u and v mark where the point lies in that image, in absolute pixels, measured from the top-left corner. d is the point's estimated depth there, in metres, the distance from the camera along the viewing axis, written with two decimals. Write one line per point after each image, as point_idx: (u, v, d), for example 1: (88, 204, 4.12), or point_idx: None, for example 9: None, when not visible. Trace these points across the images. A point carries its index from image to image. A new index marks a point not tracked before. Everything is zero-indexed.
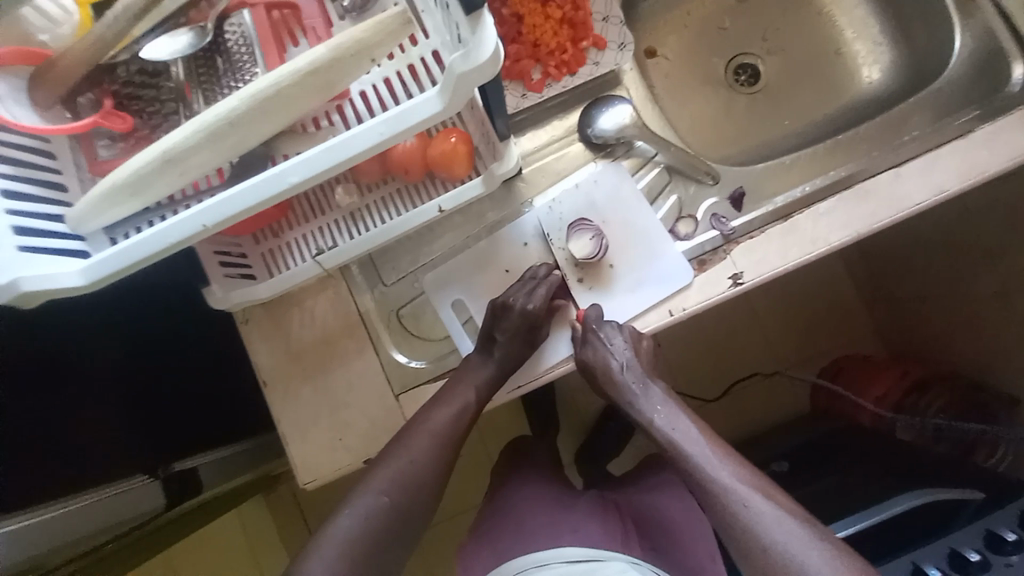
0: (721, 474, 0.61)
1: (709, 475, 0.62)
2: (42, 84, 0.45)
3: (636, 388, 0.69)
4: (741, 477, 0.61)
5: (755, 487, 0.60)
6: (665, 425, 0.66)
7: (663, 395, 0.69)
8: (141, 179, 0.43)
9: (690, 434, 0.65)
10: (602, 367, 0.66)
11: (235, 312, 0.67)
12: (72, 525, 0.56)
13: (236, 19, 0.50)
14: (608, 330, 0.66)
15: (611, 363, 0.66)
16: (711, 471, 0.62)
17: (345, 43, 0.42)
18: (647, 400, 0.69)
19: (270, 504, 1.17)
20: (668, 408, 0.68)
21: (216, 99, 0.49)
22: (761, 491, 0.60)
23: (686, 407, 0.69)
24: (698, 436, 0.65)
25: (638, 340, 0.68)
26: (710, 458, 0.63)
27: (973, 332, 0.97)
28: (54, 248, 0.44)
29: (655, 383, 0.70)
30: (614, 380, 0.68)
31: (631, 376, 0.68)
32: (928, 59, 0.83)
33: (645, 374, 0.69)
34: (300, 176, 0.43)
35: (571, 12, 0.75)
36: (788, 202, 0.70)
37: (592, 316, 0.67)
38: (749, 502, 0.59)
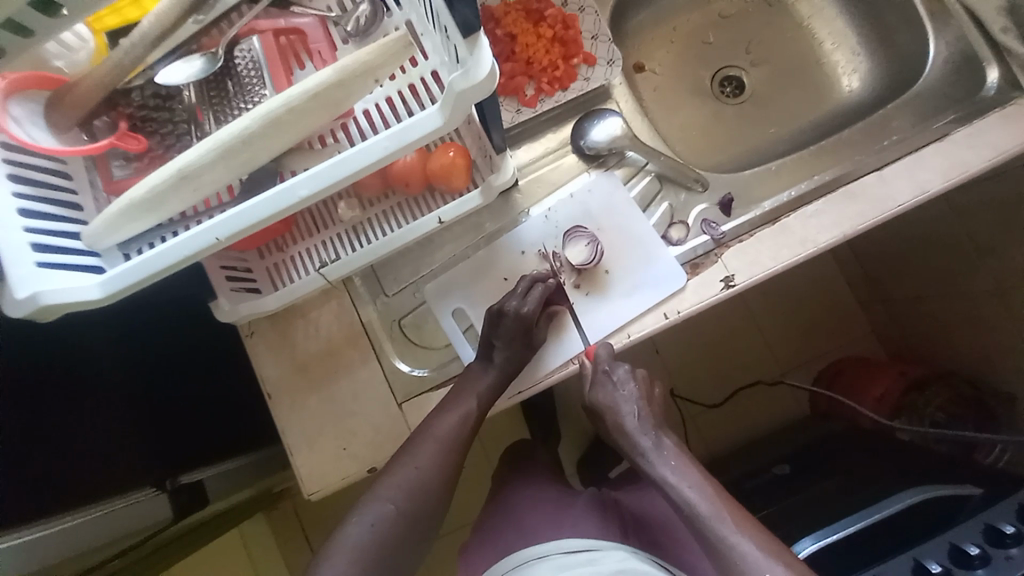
0: (735, 537, 0.59)
1: (723, 539, 0.60)
2: (58, 107, 0.47)
3: (646, 441, 0.67)
4: (756, 541, 0.59)
5: (770, 552, 0.58)
6: (677, 484, 0.64)
7: (675, 449, 0.67)
8: (156, 196, 0.45)
9: (703, 495, 0.63)
10: (613, 414, 0.68)
11: (241, 326, 0.68)
12: (79, 538, 0.56)
13: (245, 45, 0.53)
14: (619, 372, 0.68)
15: (621, 409, 0.68)
16: (726, 535, 0.60)
17: (350, 65, 0.44)
18: (659, 456, 0.66)
19: (271, 521, 1.17)
20: (680, 464, 0.66)
21: (225, 120, 0.52)
22: (778, 556, 0.58)
23: (697, 462, 0.67)
24: (709, 496, 0.63)
25: (651, 386, 0.71)
26: (722, 517, 0.61)
27: (969, 329, 0.99)
28: (71, 264, 0.46)
29: (667, 435, 0.68)
30: (623, 428, 0.68)
31: (640, 427, 0.67)
32: (905, 66, 0.86)
33: (656, 426, 0.68)
34: (308, 190, 0.45)
35: (562, 31, 0.79)
36: (776, 205, 0.74)
37: (601, 355, 0.67)
38: (766, 573, 0.57)
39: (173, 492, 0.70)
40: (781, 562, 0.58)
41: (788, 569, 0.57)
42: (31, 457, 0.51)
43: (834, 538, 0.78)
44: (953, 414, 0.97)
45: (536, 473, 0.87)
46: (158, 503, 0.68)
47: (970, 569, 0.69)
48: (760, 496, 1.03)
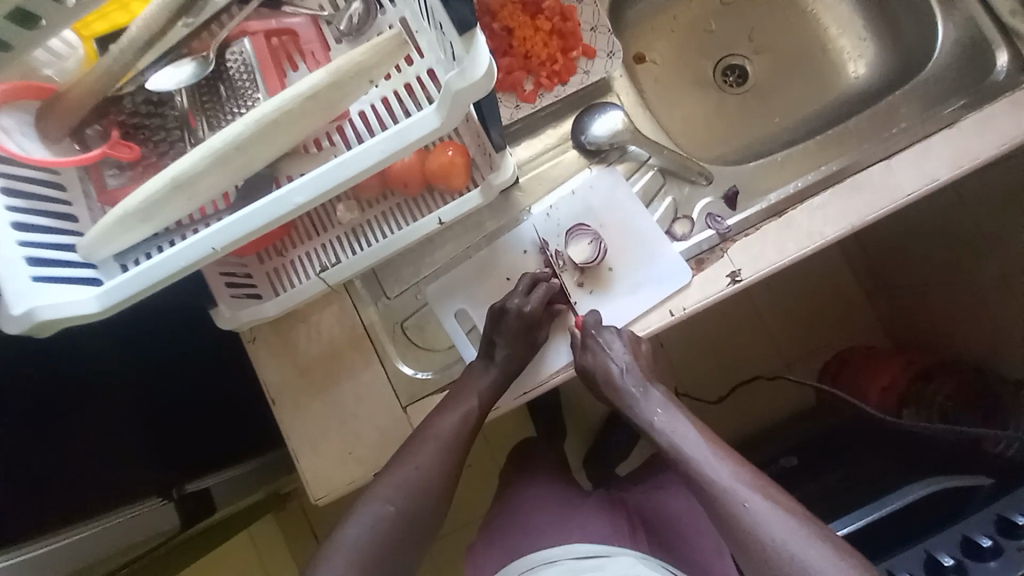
0: (721, 473, 0.61)
1: (710, 479, 0.61)
2: (50, 117, 0.46)
3: (636, 391, 0.67)
4: (740, 475, 0.61)
5: (755, 485, 0.60)
6: (667, 429, 0.65)
7: (663, 398, 0.68)
8: (150, 206, 0.44)
9: (691, 438, 0.64)
10: (600, 372, 0.66)
11: (242, 332, 0.68)
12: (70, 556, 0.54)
13: (237, 47, 0.51)
14: (608, 336, 0.66)
15: (609, 367, 0.65)
16: (712, 472, 0.61)
17: (344, 66, 0.43)
18: (648, 403, 0.67)
19: (281, 521, 1.18)
20: (669, 410, 0.66)
21: (219, 125, 0.51)
22: (760, 488, 0.60)
23: (686, 409, 0.67)
24: (697, 438, 0.63)
25: (637, 343, 0.69)
26: (711, 457, 0.62)
27: (976, 318, 0.98)
28: (66, 276, 0.45)
29: (655, 385, 0.69)
30: (613, 382, 0.67)
31: (631, 377, 0.67)
32: (912, 52, 0.84)
33: (645, 378, 0.68)
34: (304, 196, 0.44)
35: (560, 23, 0.77)
36: (782, 197, 0.71)
37: (589, 322, 0.67)
38: (748, 501, 0.58)
39: (179, 499, 0.70)
40: (793, 517, 0.57)
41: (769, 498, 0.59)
42: (29, 470, 0.51)
43: (844, 530, 0.77)
44: (960, 404, 0.95)
45: (541, 468, 0.87)
46: (164, 512, 0.68)
47: (982, 561, 0.68)
48: None
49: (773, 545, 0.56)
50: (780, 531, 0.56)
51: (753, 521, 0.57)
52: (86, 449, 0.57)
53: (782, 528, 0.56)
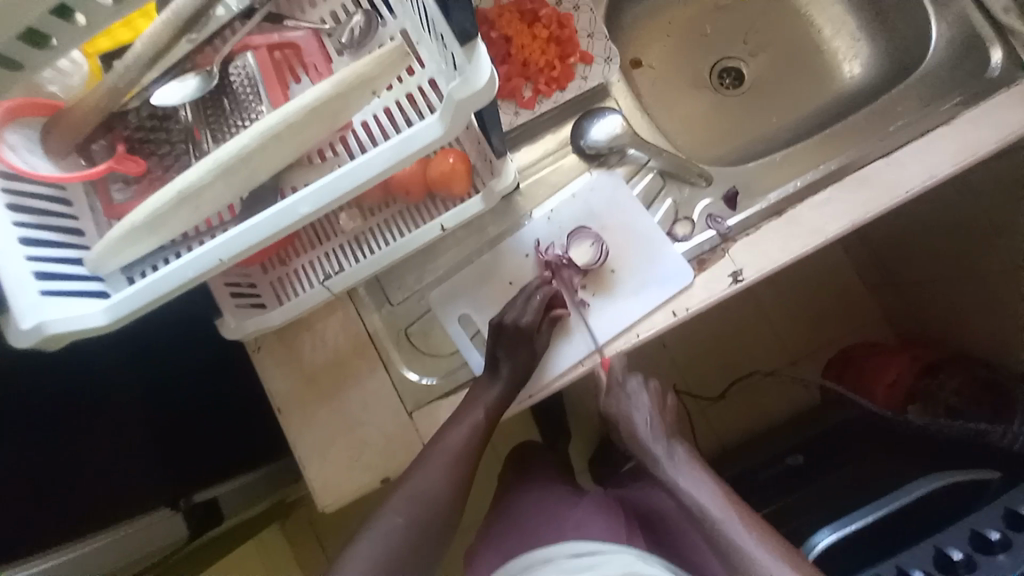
0: (744, 539, 0.60)
1: (732, 542, 0.61)
2: (55, 133, 0.46)
3: (659, 448, 0.70)
4: (766, 545, 0.60)
5: (781, 555, 0.59)
6: (689, 489, 0.65)
7: (687, 457, 0.69)
8: (157, 218, 0.44)
9: (714, 498, 0.64)
10: (627, 423, 0.73)
11: (247, 341, 0.68)
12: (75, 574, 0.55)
13: (240, 61, 0.52)
14: (631, 384, 0.73)
15: (634, 419, 0.72)
16: (738, 538, 0.60)
17: (347, 78, 0.44)
18: (671, 461, 0.69)
19: (288, 530, 1.17)
20: (691, 469, 0.67)
21: (222, 137, 0.52)
22: (789, 561, 0.58)
23: (709, 469, 0.68)
24: (720, 500, 0.64)
25: (663, 398, 0.75)
26: (734, 521, 0.62)
27: (988, 312, 0.97)
28: (75, 290, 0.45)
29: (678, 444, 0.70)
30: (638, 437, 0.71)
31: (654, 436, 0.70)
32: (906, 50, 0.85)
33: (669, 436, 0.71)
34: (310, 207, 0.45)
35: (557, 31, 0.78)
36: (781, 197, 0.73)
37: (617, 367, 0.71)
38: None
39: (188, 510, 0.72)
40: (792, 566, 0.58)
41: (795, 570, 0.58)
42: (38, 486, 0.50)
43: (850, 529, 0.77)
44: (969, 398, 0.95)
45: (543, 473, 0.87)
46: (174, 522, 0.70)
47: (992, 554, 0.68)
48: (775, 487, 1.03)
49: None
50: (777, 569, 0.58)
51: None
52: (93, 462, 0.57)
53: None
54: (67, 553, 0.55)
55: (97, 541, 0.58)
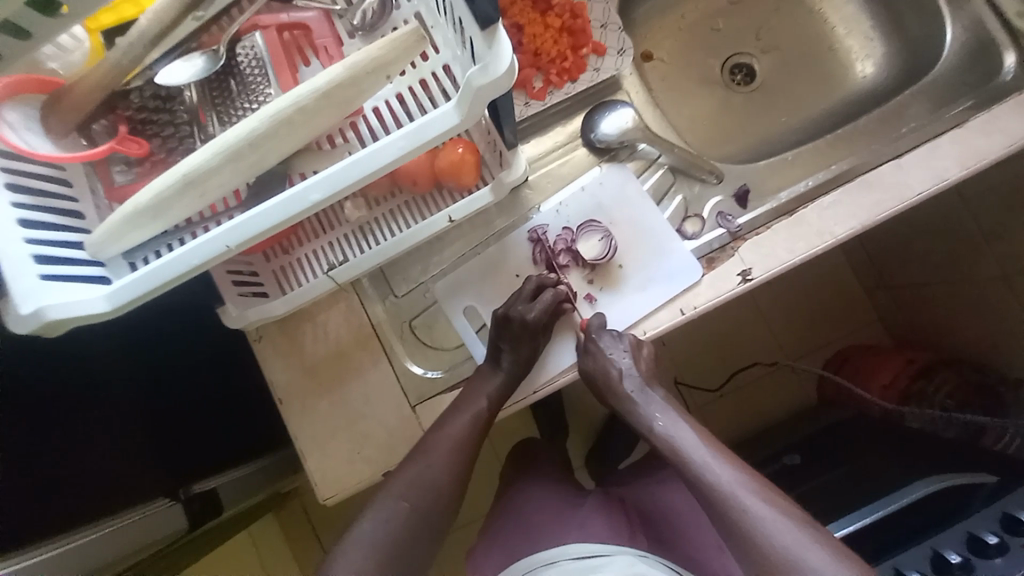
0: (752, 504, 0.57)
1: (711, 482, 0.59)
2: (55, 111, 0.45)
3: (636, 396, 0.66)
4: (746, 485, 0.59)
5: (780, 514, 0.57)
6: (667, 432, 0.64)
7: (663, 402, 0.67)
8: (162, 202, 0.43)
9: (692, 440, 0.63)
10: (604, 376, 0.65)
11: (248, 331, 0.67)
12: (87, 556, 0.55)
13: (248, 41, 0.51)
14: (608, 338, 0.66)
15: (612, 371, 0.65)
16: (715, 480, 0.59)
17: (361, 61, 0.42)
18: (648, 405, 0.66)
19: (282, 521, 1.17)
20: (668, 413, 0.66)
21: (229, 121, 0.50)
22: (783, 513, 0.57)
23: (687, 413, 0.67)
24: (699, 443, 0.62)
25: (639, 347, 0.67)
26: (739, 485, 0.59)
27: (976, 315, 0.98)
28: (74, 275, 0.44)
29: (655, 388, 0.67)
30: (621, 394, 0.66)
31: (630, 382, 0.66)
32: (920, 52, 0.84)
33: (644, 380, 0.66)
34: (320, 194, 0.43)
35: (570, 21, 0.76)
36: (792, 196, 0.72)
37: (593, 325, 0.67)
38: (776, 534, 0.55)
39: (186, 501, 0.70)
40: (794, 525, 0.56)
41: (792, 525, 0.56)
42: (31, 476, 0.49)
43: (850, 529, 0.77)
44: (961, 401, 0.95)
45: (544, 469, 0.87)
46: (172, 515, 0.68)
47: (988, 557, 0.68)
48: (771, 485, 1.03)
49: (766, 540, 0.55)
50: (775, 528, 0.56)
51: (779, 551, 0.54)
52: (93, 447, 0.56)
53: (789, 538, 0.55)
54: (65, 544, 0.53)
55: (96, 532, 0.56)
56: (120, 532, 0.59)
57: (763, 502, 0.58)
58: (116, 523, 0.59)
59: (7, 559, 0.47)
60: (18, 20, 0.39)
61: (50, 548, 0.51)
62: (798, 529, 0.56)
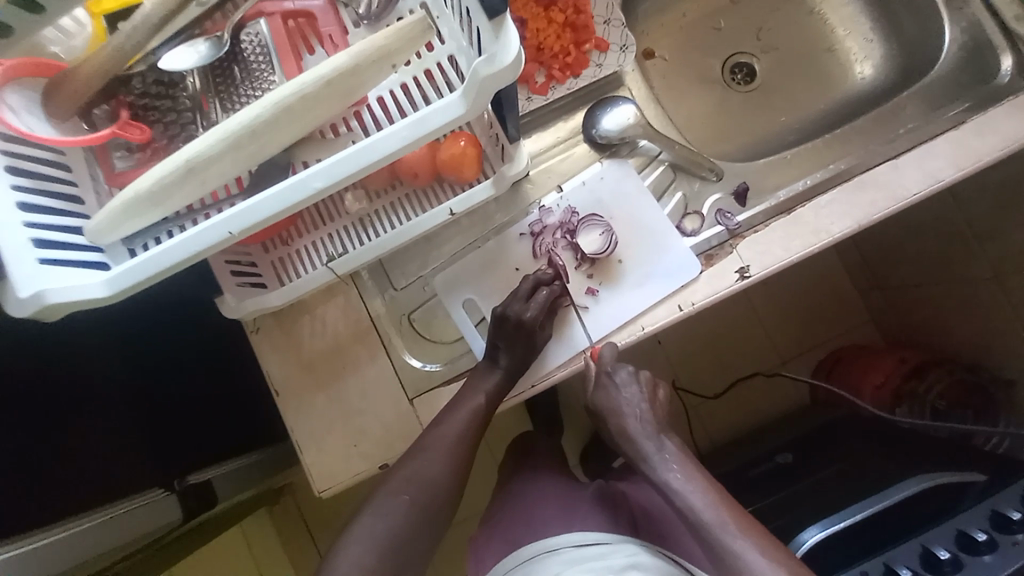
0: (740, 545, 0.59)
1: (724, 543, 0.59)
2: (57, 95, 0.44)
3: (650, 445, 0.66)
4: (757, 548, 0.59)
5: (772, 559, 0.58)
6: (678, 486, 0.63)
7: (677, 451, 0.66)
8: (162, 188, 0.42)
9: (705, 498, 0.62)
10: (617, 419, 0.68)
11: (246, 322, 0.67)
12: (99, 543, 0.56)
13: (253, 29, 0.50)
14: (621, 374, 0.68)
15: (625, 412, 0.67)
16: (727, 540, 0.59)
17: (366, 49, 0.42)
18: (660, 455, 0.65)
19: (275, 516, 1.16)
20: (683, 467, 0.65)
21: (232, 108, 0.50)
22: (780, 562, 0.58)
23: (700, 465, 0.66)
24: (713, 502, 0.62)
25: (654, 389, 0.70)
26: (725, 522, 0.61)
27: (969, 317, 1.00)
28: (74, 260, 0.44)
29: (669, 437, 0.67)
30: (627, 432, 0.67)
31: (644, 431, 0.67)
32: (917, 54, 0.85)
33: (658, 428, 0.67)
34: (323, 182, 0.43)
35: (573, 16, 0.76)
36: (789, 195, 0.73)
37: (605, 356, 0.67)
38: None
39: (181, 494, 0.69)
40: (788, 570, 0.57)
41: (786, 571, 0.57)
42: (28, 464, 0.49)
43: (839, 526, 0.77)
44: (954, 400, 0.97)
45: (541, 464, 0.87)
46: (165, 506, 0.67)
47: (977, 554, 0.70)
48: (763, 484, 1.05)
49: None
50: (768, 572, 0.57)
51: None
52: (87, 434, 0.56)
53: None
54: (66, 530, 0.53)
55: (94, 520, 0.56)
56: (119, 521, 0.59)
57: (769, 560, 0.58)
58: (113, 512, 0.58)
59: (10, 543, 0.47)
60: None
61: (51, 534, 0.51)
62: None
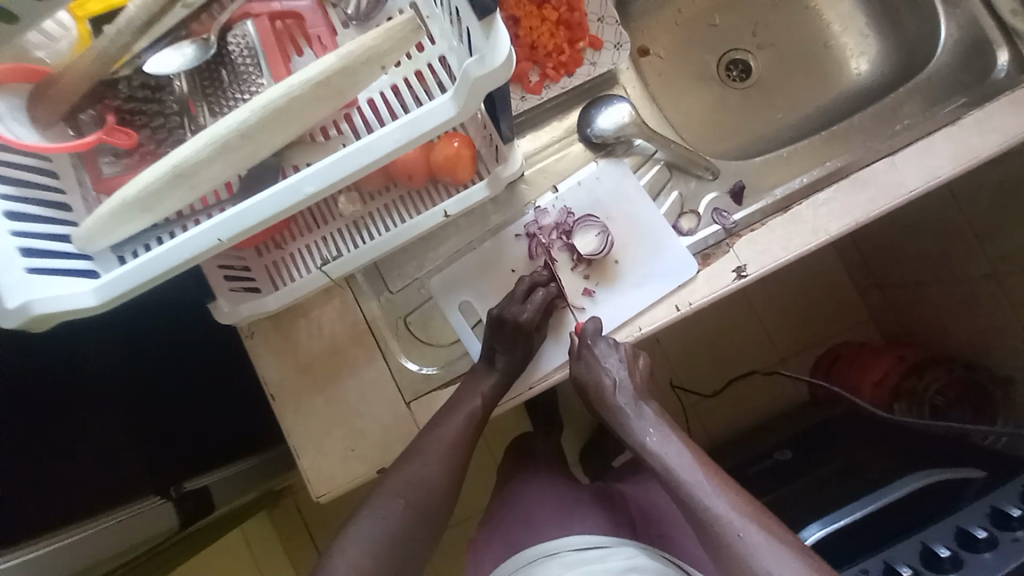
0: (712, 499, 0.59)
1: (699, 501, 0.59)
2: (43, 100, 0.44)
3: (628, 410, 0.67)
4: (734, 506, 0.59)
5: (746, 514, 0.58)
6: (654, 446, 0.65)
7: (656, 417, 0.67)
8: (151, 194, 0.42)
9: (683, 458, 0.63)
10: (596, 388, 0.66)
11: (241, 327, 0.66)
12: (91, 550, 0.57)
13: (240, 30, 0.50)
14: (603, 346, 0.65)
15: (605, 382, 0.65)
16: (704, 499, 0.59)
17: (356, 51, 0.42)
18: (639, 419, 0.67)
19: (275, 519, 1.15)
20: (660, 429, 0.66)
21: (221, 112, 0.49)
22: (755, 518, 0.58)
23: (679, 429, 0.67)
24: (691, 463, 0.62)
25: (635, 359, 0.69)
26: (701, 481, 0.61)
27: (968, 313, 0.99)
28: (62, 269, 0.43)
29: (648, 403, 0.68)
30: (606, 399, 0.68)
31: (622, 394, 0.67)
32: (913, 50, 0.85)
33: (636, 394, 0.68)
34: (314, 186, 0.43)
35: (567, 13, 0.76)
36: (789, 192, 0.72)
37: (588, 329, 0.66)
38: (741, 532, 0.57)
39: (178, 501, 0.70)
40: (763, 528, 0.57)
41: (760, 526, 0.57)
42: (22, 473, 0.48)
43: (840, 524, 0.77)
44: (954, 397, 0.97)
45: (541, 466, 0.86)
46: (163, 513, 0.68)
47: (977, 551, 0.70)
48: (763, 481, 1.05)
49: (729, 536, 0.57)
50: (742, 529, 0.57)
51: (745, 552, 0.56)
52: (83, 441, 0.55)
53: (774, 559, 0.54)
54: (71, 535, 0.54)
55: (97, 526, 0.58)
56: (118, 528, 0.60)
57: (744, 517, 0.58)
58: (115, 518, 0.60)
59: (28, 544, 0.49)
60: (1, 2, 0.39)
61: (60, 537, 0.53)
62: (772, 535, 0.56)
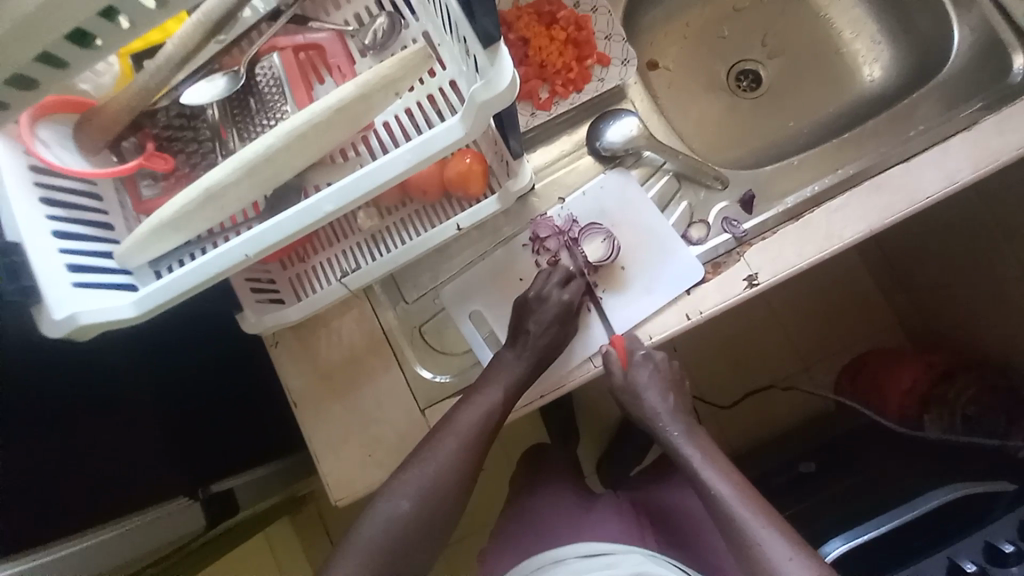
0: (755, 526, 0.61)
1: (745, 533, 0.61)
2: (87, 130, 0.48)
3: (674, 426, 0.71)
4: (777, 533, 0.60)
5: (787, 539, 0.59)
6: (700, 465, 0.67)
7: (701, 438, 0.70)
8: (184, 215, 0.45)
9: (724, 480, 0.65)
10: (642, 403, 0.71)
11: (266, 337, 0.69)
12: (115, 554, 0.58)
13: (267, 62, 0.54)
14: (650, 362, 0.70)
15: (652, 398, 0.71)
16: (744, 523, 0.61)
17: (371, 79, 0.44)
18: (687, 438, 0.70)
19: (297, 525, 1.18)
20: (708, 453, 0.68)
21: (249, 136, 0.53)
22: (793, 543, 0.59)
23: (725, 457, 0.69)
24: (734, 493, 0.64)
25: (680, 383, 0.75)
26: (745, 504, 0.63)
27: (996, 313, 0.96)
28: (104, 283, 0.47)
29: (694, 426, 0.72)
30: (652, 414, 0.72)
31: (669, 413, 0.72)
32: (928, 50, 0.84)
33: (683, 418, 0.72)
34: (333, 205, 0.46)
35: (575, 32, 0.78)
36: (798, 201, 0.72)
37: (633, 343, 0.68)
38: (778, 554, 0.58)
39: (205, 502, 0.72)
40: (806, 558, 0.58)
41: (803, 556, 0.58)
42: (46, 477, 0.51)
43: (863, 539, 0.74)
44: (985, 406, 0.94)
45: (554, 474, 0.87)
46: (191, 514, 0.70)
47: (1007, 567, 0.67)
48: (781, 492, 1.02)
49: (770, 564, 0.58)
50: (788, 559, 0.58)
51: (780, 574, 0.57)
52: (114, 444, 0.59)
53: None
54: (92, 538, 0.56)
55: (123, 528, 0.59)
56: (144, 529, 0.62)
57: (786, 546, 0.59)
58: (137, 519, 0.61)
59: (40, 551, 0.50)
60: (55, 52, 0.39)
61: (80, 541, 0.54)
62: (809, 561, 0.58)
